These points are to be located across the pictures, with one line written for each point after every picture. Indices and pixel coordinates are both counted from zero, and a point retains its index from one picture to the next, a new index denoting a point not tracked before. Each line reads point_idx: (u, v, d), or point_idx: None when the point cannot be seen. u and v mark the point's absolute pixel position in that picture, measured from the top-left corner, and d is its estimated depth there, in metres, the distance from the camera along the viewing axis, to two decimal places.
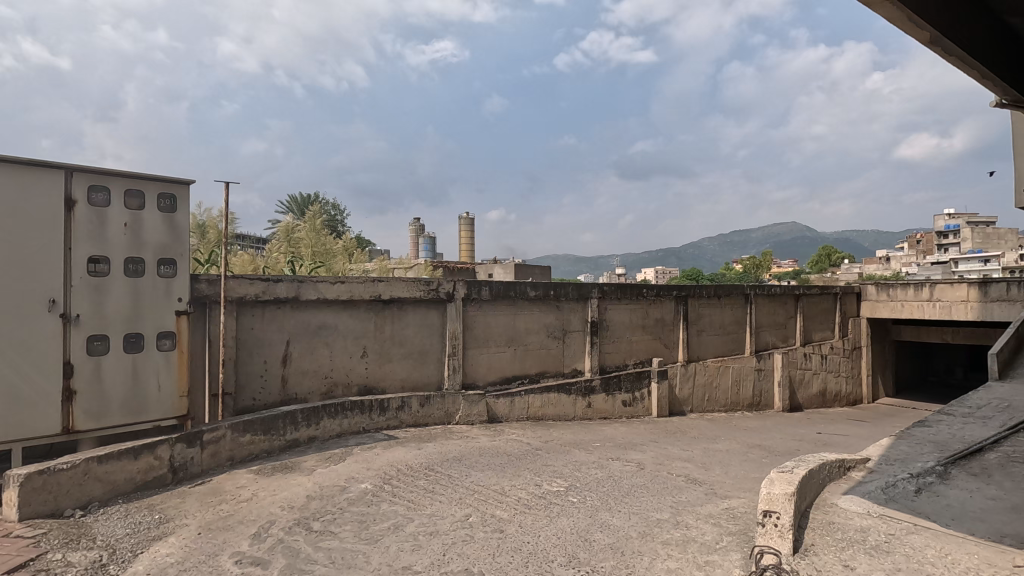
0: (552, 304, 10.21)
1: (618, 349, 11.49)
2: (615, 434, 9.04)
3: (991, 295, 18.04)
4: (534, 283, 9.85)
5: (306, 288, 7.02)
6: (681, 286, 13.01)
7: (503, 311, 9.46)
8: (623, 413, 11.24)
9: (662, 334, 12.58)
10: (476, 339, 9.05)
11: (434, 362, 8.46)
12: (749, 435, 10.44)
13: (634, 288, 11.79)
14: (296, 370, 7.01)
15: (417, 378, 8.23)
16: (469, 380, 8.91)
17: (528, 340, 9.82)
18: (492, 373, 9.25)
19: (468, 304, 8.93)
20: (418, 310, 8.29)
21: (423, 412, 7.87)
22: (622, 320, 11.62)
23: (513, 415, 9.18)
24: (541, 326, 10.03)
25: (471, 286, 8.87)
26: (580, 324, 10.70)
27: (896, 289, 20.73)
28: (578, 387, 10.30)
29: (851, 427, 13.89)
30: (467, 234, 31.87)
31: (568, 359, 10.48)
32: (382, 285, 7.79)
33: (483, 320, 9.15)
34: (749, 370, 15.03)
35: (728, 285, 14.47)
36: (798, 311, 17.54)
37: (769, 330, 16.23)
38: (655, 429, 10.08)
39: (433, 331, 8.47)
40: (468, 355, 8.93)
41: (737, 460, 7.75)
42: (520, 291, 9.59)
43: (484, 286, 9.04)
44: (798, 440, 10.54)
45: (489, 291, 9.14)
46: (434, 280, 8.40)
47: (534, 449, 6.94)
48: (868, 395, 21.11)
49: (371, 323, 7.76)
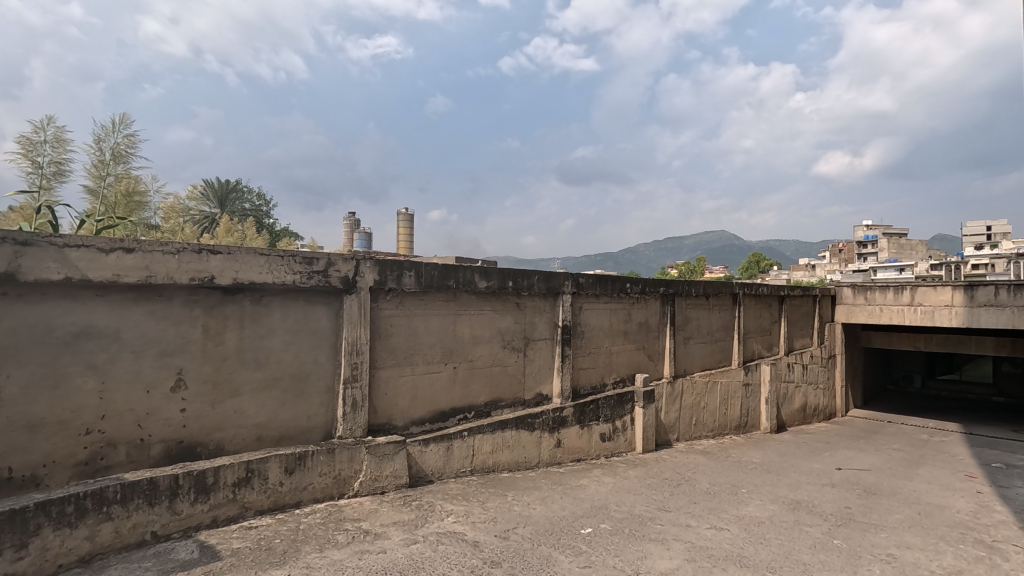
0: (510, 302, 7.08)
1: (594, 364, 8.49)
2: (605, 498, 6.05)
3: (978, 299, 16.45)
4: (484, 270, 6.67)
5: (37, 255, 3.50)
6: (669, 281, 10.19)
7: (440, 311, 6.22)
8: (601, 451, 8.26)
9: (646, 343, 9.70)
10: (393, 354, 5.76)
11: (320, 392, 5.12)
12: (771, 483, 7.74)
13: (617, 282, 8.80)
14: (12, 424, 3.49)
15: (285, 422, 4.85)
16: (383, 418, 5.65)
17: (474, 354, 6.62)
18: (420, 407, 6.02)
19: (380, 298, 5.61)
20: (290, 306, 4.90)
21: (294, 485, 4.51)
22: (600, 325, 8.64)
23: (448, 471, 6.06)
24: (494, 335, 6.88)
25: (386, 267, 5.56)
26: (548, 331, 7.64)
27: (874, 292, 19.00)
28: (543, 420, 7.28)
29: (856, 455, 11.63)
30: (405, 230, 28.12)
31: (531, 382, 7.37)
32: (219, 261, 4.36)
33: (406, 323, 5.88)
34: (737, 385, 12.50)
35: (719, 282, 11.83)
36: (782, 315, 15.27)
37: (754, 337, 13.81)
38: (652, 480, 7.19)
39: (320, 341, 5.13)
40: (379, 380, 5.62)
41: (805, 550, 4.91)
42: (462, 279, 6.38)
43: (408, 269, 5.77)
44: (831, 488, 7.94)
45: (417, 279, 5.87)
46: (321, 257, 5.03)
47: (486, 567, 3.79)
48: (840, 407, 19.36)
49: (198, 328, 4.32)
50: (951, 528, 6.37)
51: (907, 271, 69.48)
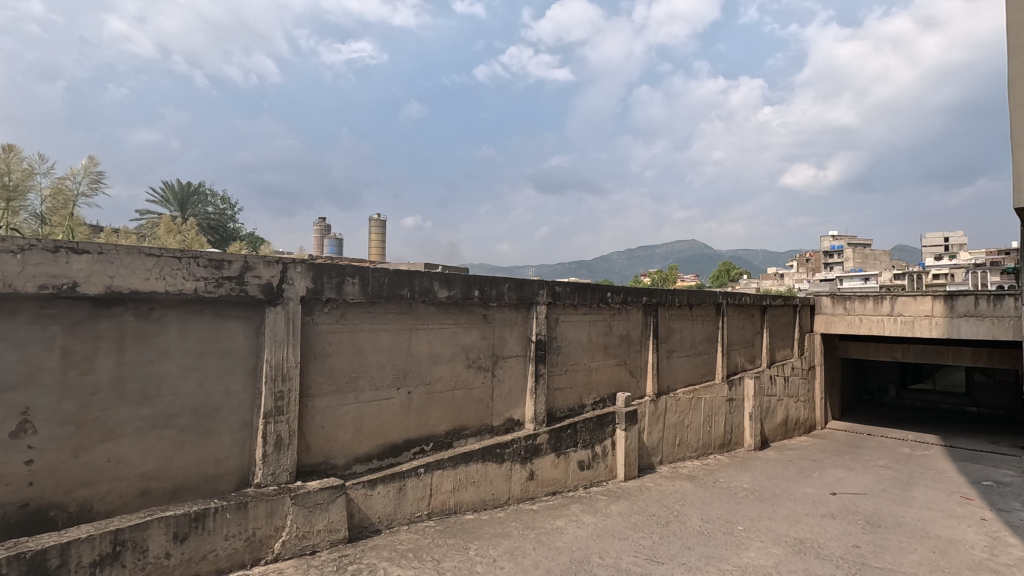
0: (476, 314, 6.15)
1: (571, 383, 7.59)
2: (585, 548, 5.16)
3: (958, 309, 16.19)
4: (446, 276, 5.72)
5: None
6: (652, 290, 9.39)
7: (391, 325, 5.24)
8: (579, 482, 7.35)
9: (627, 358, 8.86)
10: (332, 379, 4.76)
11: (233, 429, 4.08)
12: (767, 517, 6.95)
13: (596, 291, 7.94)
14: None
15: (183, 469, 3.81)
16: (319, 457, 4.64)
17: (433, 375, 5.66)
18: (366, 440, 5.02)
19: (316, 309, 4.61)
20: (192, 319, 3.86)
21: (186, 556, 3.48)
22: (578, 339, 7.75)
23: (400, 517, 5.08)
24: (456, 352, 5.92)
25: (322, 272, 4.56)
26: (519, 346, 6.73)
27: (853, 302, 18.65)
28: (513, 449, 6.36)
29: (845, 475, 10.98)
30: (376, 238, 26.90)
31: (500, 407, 6.42)
32: (85, 262, 3.31)
33: (349, 340, 4.88)
34: (721, 401, 11.77)
35: (702, 292, 11.11)
36: (764, 326, 14.67)
37: (738, 349, 13.13)
38: (637, 518, 6.31)
39: (235, 364, 4.09)
40: (313, 410, 4.61)
41: None
42: (418, 287, 5.41)
43: (351, 275, 4.78)
44: (832, 520, 7.18)
45: (363, 288, 4.88)
46: (235, 258, 4.00)
47: None
48: (820, 420, 18.89)
49: (55, 353, 3.27)
50: (970, 570, 5.67)
51: (873, 280, 70.96)
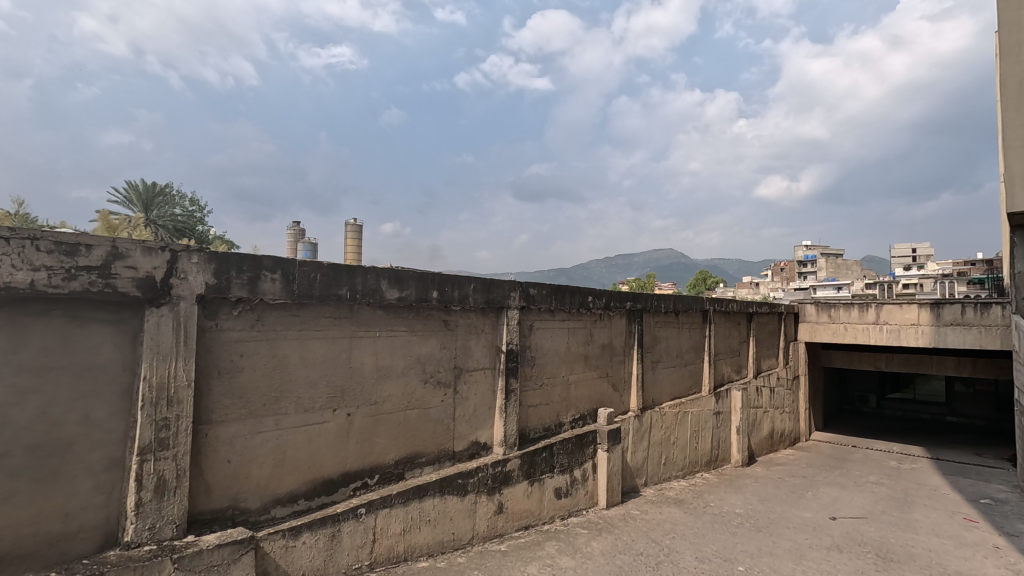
0: (435, 320, 5.20)
1: (548, 399, 6.68)
2: None
3: (945, 318, 15.73)
4: (397, 274, 4.74)
5: None
6: (637, 294, 8.55)
7: (325, 333, 4.26)
8: (555, 513, 6.42)
9: (610, 370, 7.99)
10: (244, 401, 3.76)
11: (93, 471, 3.07)
12: (767, 553, 6.11)
13: (576, 294, 7.04)
14: None
15: (13, 529, 2.80)
16: (223, 500, 3.65)
17: (380, 392, 4.68)
18: (290, 476, 4.02)
19: (220, 311, 3.62)
20: (32, 323, 2.85)
21: None
22: (555, 348, 6.83)
23: (332, 572, 4.10)
24: (409, 365, 4.96)
25: (228, 264, 3.57)
26: (486, 357, 5.79)
27: (838, 310, 18.16)
28: (479, 478, 5.40)
29: (840, 494, 10.24)
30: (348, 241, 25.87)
31: (463, 428, 5.47)
32: None
33: (268, 352, 3.90)
34: (708, 415, 10.99)
35: (689, 297, 10.32)
36: (751, 334, 13.99)
37: (724, 358, 12.38)
38: (622, 559, 5.45)
39: (99, 384, 3.08)
40: (215, 441, 3.61)
41: None
42: (361, 286, 4.44)
43: (269, 268, 3.79)
44: (838, 555, 6.36)
45: (286, 286, 3.89)
46: (97, 241, 3.01)
47: None
48: (804, 431, 18.31)
49: None
50: None
51: (845, 289, 71.81)
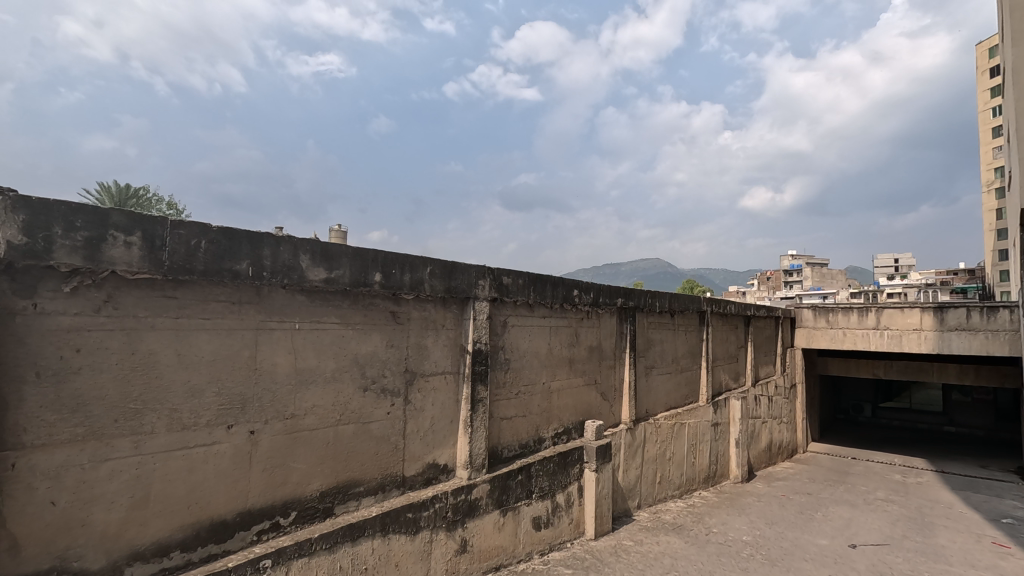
0: (379, 310, 4.10)
1: (525, 411, 5.60)
2: None
3: (949, 323, 14.88)
4: (325, 248, 3.64)
5: None
6: (630, 290, 7.51)
7: (217, 323, 3.15)
8: (532, 547, 5.32)
9: (598, 376, 6.94)
10: (81, 416, 2.64)
11: None
12: None
13: (558, 286, 5.98)
14: None
15: None
16: (41, 561, 2.52)
17: (299, 403, 3.56)
18: (158, 521, 2.90)
19: (38, 286, 2.52)
20: None
21: None
22: (533, 351, 5.74)
23: None
24: (343, 367, 3.85)
25: (47, 216, 2.47)
26: (448, 359, 4.71)
27: (836, 314, 17.33)
28: (435, 511, 4.28)
29: (852, 515, 9.24)
30: None
31: (416, 448, 4.37)
32: None
33: (124, 347, 2.78)
34: (706, 427, 9.96)
35: (686, 296, 9.31)
36: (748, 339, 13.04)
37: (722, 365, 11.39)
38: None
39: None
40: (27, 475, 2.48)
41: None
42: (272, 260, 3.33)
43: (119, 226, 2.69)
44: None
45: (150, 253, 2.79)
46: None
47: None
48: (802, 442, 17.41)
49: None
50: None
51: (831, 297, 71.74)
